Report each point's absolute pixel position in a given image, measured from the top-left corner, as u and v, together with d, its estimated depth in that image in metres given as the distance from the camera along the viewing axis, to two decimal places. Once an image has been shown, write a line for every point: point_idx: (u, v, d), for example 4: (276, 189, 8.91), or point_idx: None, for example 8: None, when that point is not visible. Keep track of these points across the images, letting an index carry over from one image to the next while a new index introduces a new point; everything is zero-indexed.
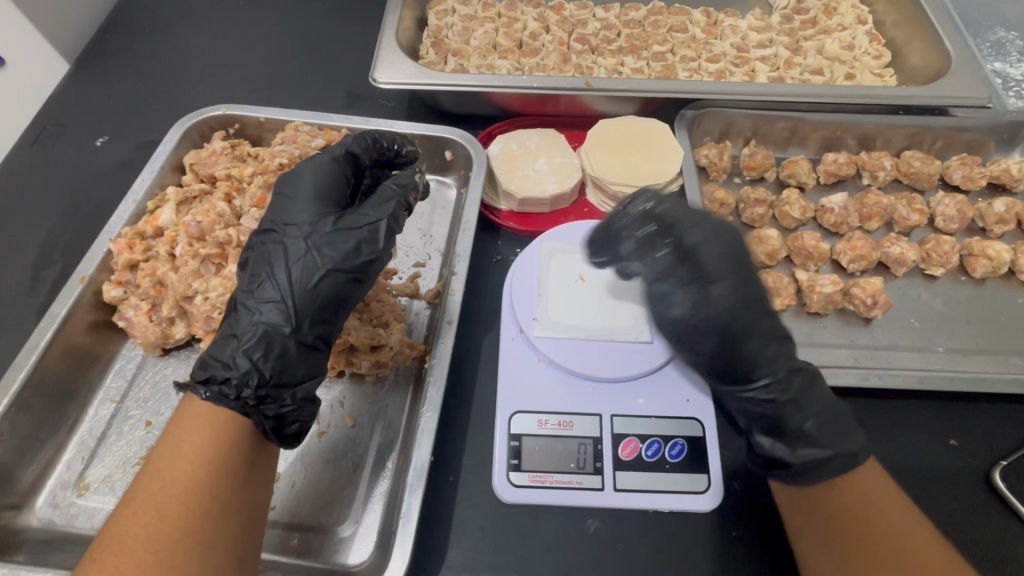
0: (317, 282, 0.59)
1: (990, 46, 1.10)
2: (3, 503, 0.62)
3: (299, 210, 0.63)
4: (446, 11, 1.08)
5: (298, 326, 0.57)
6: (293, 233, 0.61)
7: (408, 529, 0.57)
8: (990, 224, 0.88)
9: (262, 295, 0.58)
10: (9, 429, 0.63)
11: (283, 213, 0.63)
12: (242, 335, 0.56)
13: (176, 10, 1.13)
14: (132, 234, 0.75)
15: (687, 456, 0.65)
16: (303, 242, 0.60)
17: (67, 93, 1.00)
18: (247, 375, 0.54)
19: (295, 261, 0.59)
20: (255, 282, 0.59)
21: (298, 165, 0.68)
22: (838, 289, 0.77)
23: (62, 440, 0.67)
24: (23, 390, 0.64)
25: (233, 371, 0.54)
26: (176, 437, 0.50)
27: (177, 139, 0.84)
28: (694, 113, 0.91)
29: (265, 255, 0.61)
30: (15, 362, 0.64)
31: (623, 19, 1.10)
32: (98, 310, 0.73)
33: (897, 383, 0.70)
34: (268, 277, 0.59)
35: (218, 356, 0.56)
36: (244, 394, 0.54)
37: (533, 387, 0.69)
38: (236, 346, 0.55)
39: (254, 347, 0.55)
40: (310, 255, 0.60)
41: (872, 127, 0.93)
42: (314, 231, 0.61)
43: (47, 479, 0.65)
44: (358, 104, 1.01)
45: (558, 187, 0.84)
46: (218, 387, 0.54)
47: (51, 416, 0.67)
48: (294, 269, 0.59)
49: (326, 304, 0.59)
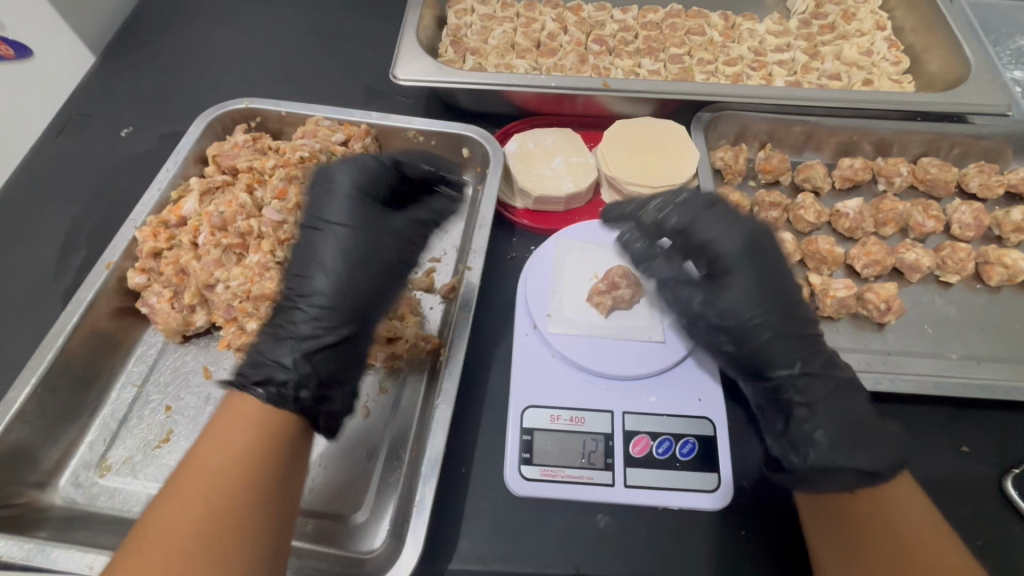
0: (358, 279, 0.64)
1: (1010, 54, 1.09)
2: (28, 480, 0.64)
3: (337, 202, 0.67)
4: (465, 11, 1.09)
5: (336, 318, 0.61)
6: (347, 236, 0.65)
7: (422, 516, 0.58)
8: (1007, 232, 0.87)
9: (309, 296, 0.62)
10: (36, 409, 0.65)
11: (321, 211, 0.66)
12: (298, 334, 0.59)
13: (201, 5, 1.15)
14: (156, 222, 0.76)
15: (698, 454, 0.66)
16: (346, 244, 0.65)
17: (94, 84, 1.03)
18: (296, 372, 0.56)
19: (363, 280, 0.64)
20: (302, 284, 0.63)
21: (334, 162, 0.70)
22: (852, 293, 0.78)
23: (86, 422, 0.69)
24: (49, 371, 0.66)
25: (290, 372, 0.56)
26: (223, 430, 0.53)
27: (200, 131, 0.86)
28: (711, 115, 0.92)
29: (298, 256, 0.65)
30: (43, 344, 0.66)
31: (641, 21, 1.11)
32: (122, 296, 0.75)
33: (908, 389, 0.70)
34: (314, 279, 0.63)
35: (267, 353, 0.58)
36: (302, 395, 0.56)
37: (545, 383, 0.70)
38: (288, 345, 0.58)
39: (305, 343, 0.59)
40: (360, 262, 0.64)
41: (889, 133, 0.93)
42: (367, 233, 0.66)
43: (70, 459, 0.67)
44: (377, 100, 1.02)
45: (573, 186, 0.85)
46: (275, 388, 0.55)
47: (75, 398, 0.69)
48: (349, 274, 0.63)
49: (364, 312, 0.63)
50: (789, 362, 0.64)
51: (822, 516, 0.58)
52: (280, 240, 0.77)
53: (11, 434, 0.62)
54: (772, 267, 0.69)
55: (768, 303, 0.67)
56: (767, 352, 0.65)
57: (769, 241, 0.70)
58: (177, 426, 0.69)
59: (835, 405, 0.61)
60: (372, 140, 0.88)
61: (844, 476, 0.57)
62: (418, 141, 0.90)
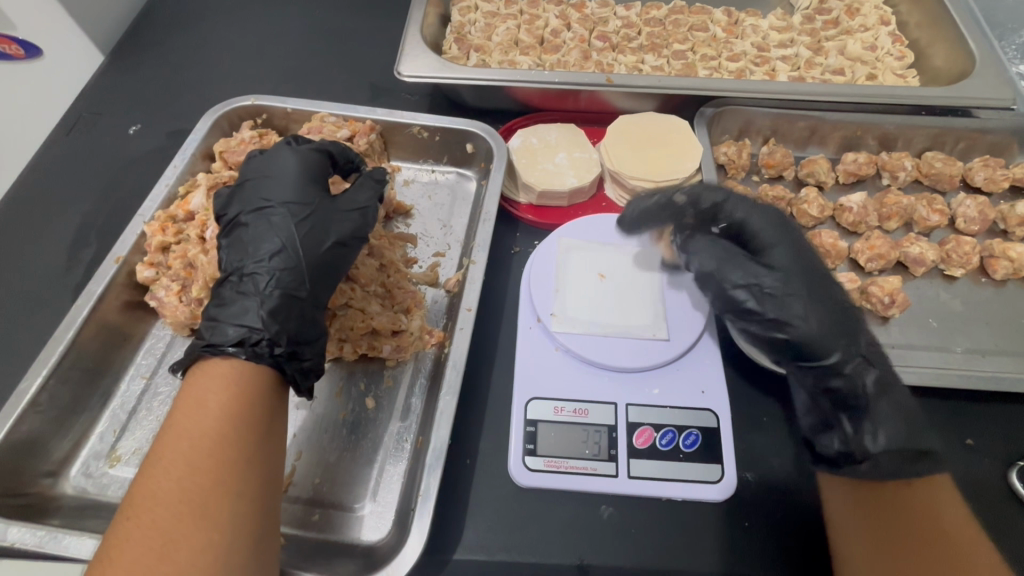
0: (323, 248, 0.65)
1: (1016, 49, 1.09)
2: (40, 470, 0.65)
3: (280, 185, 0.67)
4: (469, 9, 1.10)
5: (306, 284, 0.62)
6: (290, 207, 0.66)
7: (427, 506, 0.59)
8: (1012, 226, 0.87)
9: (262, 259, 0.62)
10: (47, 400, 0.66)
11: (265, 192, 0.67)
12: (260, 296, 0.59)
13: (207, 4, 1.16)
14: (164, 217, 0.77)
15: (701, 446, 0.66)
16: (289, 213, 0.65)
17: (103, 83, 1.04)
18: (271, 330, 0.58)
19: (326, 247, 0.65)
20: (251, 250, 0.63)
21: (258, 162, 0.70)
22: (856, 287, 0.78)
23: (96, 413, 0.70)
24: (60, 363, 0.66)
25: (261, 329, 0.57)
26: (197, 396, 0.52)
27: (207, 128, 0.87)
28: (714, 111, 0.92)
29: (239, 239, 0.64)
30: (54, 337, 0.67)
31: (644, 17, 1.11)
32: (131, 290, 0.76)
33: (913, 381, 0.70)
34: (261, 244, 0.63)
35: (234, 314, 0.58)
36: (276, 350, 0.57)
37: (550, 375, 0.70)
38: (257, 308, 0.58)
39: (277, 307, 0.59)
40: (308, 228, 0.65)
41: (893, 128, 0.93)
42: (314, 203, 0.67)
43: (80, 450, 0.68)
44: (382, 97, 1.03)
45: (576, 181, 0.86)
46: (249, 348, 0.56)
47: (86, 389, 0.70)
48: (302, 239, 0.64)
49: (323, 271, 0.65)
50: (840, 344, 0.63)
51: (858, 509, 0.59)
52: None
53: (24, 424, 0.63)
54: (800, 244, 0.70)
55: (810, 287, 0.66)
56: (818, 340, 0.63)
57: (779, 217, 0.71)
58: None
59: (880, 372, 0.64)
60: (377, 136, 0.89)
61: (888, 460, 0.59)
62: (423, 137, 0.91)
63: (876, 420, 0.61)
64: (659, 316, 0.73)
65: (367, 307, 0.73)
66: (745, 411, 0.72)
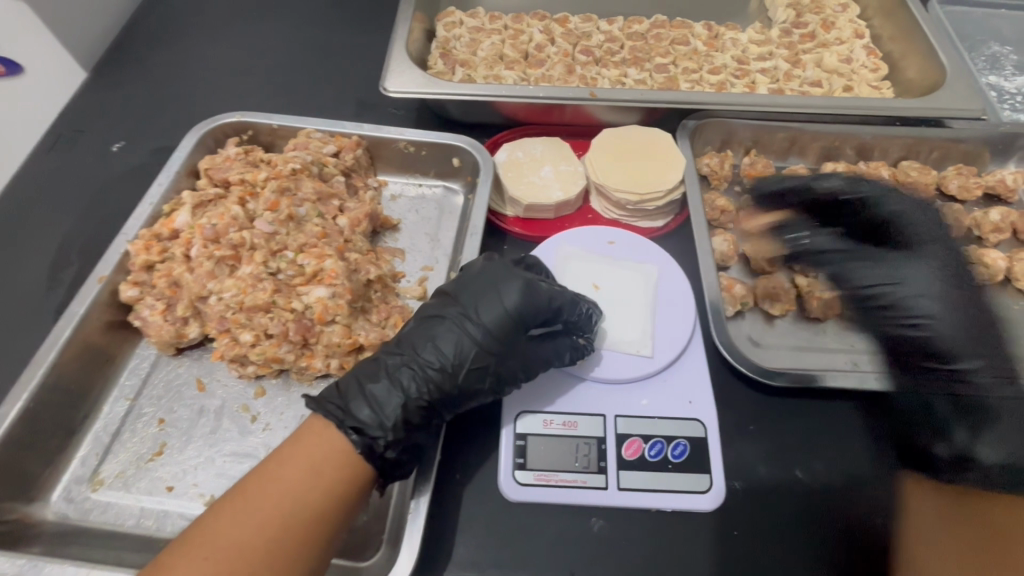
0: (465, 381, 0.63)
1: (986, 60, 1.12)
2: (21, 496, 0.64)
3: (497, 311, 0.65)
4: (453, 24, 1.11)
5: (435, 406, 0.63)
6: (480, 331, 0.65)
7: (417, 524, 0.58)
8: (986, 233, 0.90)
9: (431, 367, 0.63)
10: (28, 424, 0.64)
11: (482, 305, 0.66)
12: (402, 396, 0.61)
13: (191, 21, 1.16)
14: (149, 235, 0.76)
15: (689, 456, 0.66)
16: (473, 339, 0.64)
17: (85, 100, 1.03)
18: (390, 436, 0.59)
19: (471, 378, 0.64)
20: (423, 346, 0.64)
21: (507, 275, 0.68)
22: (837, 295, 0.80)
23: (79, 436, 0.69)
24: (41, 387, 0.66)
25: (385, 428, 0.59)
26: (302, 449, 0.56)
27: (192, 145, 0.87)
28: (696, 123, 0.93)
29: (426, 333, 0.65)
30: (34, 359, 0.66)
31: (626, 31, 1.13)
32: (114, 310, 0.75)
33: (896, 386, 0.72)
34: (435, 349, 0.64)
35: (375, 396, 0.61)
36: (387, 454, 0.59)
37: (539, 388, 0.70)
38: (390, 405, 0.60)
39: (401, 417, 0.60)
40: (476, 356, 0.64)
41: (870, 138, 0.96)
42: (495, 344, 0.64)
43: (62, 474, 0.67)
44: (368, 112, 1.04)
45: (562, 194, 0.87)
46: (366, 439, 0.58)
47: (67, 412, 0.68)
48: (461, 366, 0.63)
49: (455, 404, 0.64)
50: (973, 354, 0.67)
51: (939, 529, 0.56)
52: (273, 251, 0.76)
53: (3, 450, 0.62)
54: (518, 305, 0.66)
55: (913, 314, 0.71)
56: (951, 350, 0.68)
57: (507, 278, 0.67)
58: (170, 438, 0.69)
59: (1002, 366, 0.65)
60: (363, 151, 0.89)
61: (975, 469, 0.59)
62: (409, 152, 0.91)
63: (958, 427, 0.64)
64: (647, 330, 0.74)
65: (353, 323, 0.73)
66: (733, 420, 0.72)
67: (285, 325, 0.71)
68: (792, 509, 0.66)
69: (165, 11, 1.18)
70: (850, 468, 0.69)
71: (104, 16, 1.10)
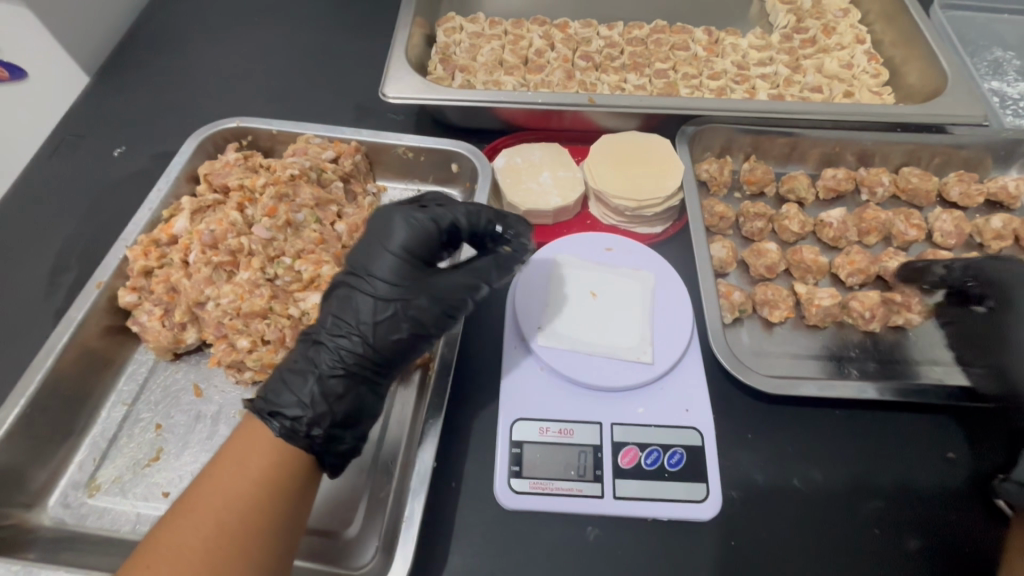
0: (385, 336, 0.61)
1: (988, 65, 1.12)
2: (17, 501, 0.64)
3: (388, 258, 0.62)
4: (453, 29, 1.11)
5: (359, 372, 0.61)
6: (377, 286, 0.62)
7: (410, 532, 0.58)
8: (988, 240, 0.89)
9: (340, 337, 0.61)
10: (25, 429, 0.65)
11: (371, 258, 0.63)
12: (318, 373, 0.59)
13: (193, 26, 1.17)
14: (147, 241, 0.77)
15: (686, 465, 0.66)
16: (373, 296, 0.61)
17: (87, 105, 1.04)
18: (318, 417, 0.58)
19: (389, 331, 0.61)
20: (331, 321, 0.62)
21: (386, 229, 0.64)
22: (837, 302, 0.79)
23: (76, 442, 0.69)
24: (39, 392, 0.66)
25: (306, 409, 0.57)
26: (245, 446, 0.56)
27: (192, 151, 0.87)
28: (695, 129, 0.93)
29: (327, 307, 0.63)
30: (32, 364, 0.66)
31: (626, 37, 1.13)
32: (112, 315, 0.75)
33: (897, 395, 0.71)
34: (340, 319, 0.61)
35: (294, 382, 0.59)
36: (314, 433, 0.57)
37: (535, 396, 0.70)
38: (308, 386, 0.58)
39: (324, 391, 0.59)
40: (385, 313, 0.61)
41: (870, 144, 0.95)
42: (395, 291, 0.62)
43: (59, 479, 0.67)
44: (368, 117, 1.04)
45: (560, 200, 0.87)
46: (288, 423, 0.57)
47: (65, 418, 0.69)
48: (373, 327, 0.61)
49: (380, 365, 0.62)
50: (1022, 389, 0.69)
51: None
52: (271, 257, 0.77)
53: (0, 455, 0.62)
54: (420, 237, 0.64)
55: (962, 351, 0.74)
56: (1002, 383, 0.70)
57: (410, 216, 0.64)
58: (167, 444, 0.69)
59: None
60: (362, 157, 0.89)
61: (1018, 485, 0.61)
62: (408, 157, 0.91)
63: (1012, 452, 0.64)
64: (645, 337, 0.73)
65: None
66: (730, 428, 0.72)
67: (281, 331, 0.72)
68: (790, 519, 0.66)
69: (167, 16, 1.18)
70: (850, 479, 0.68)
71: (107, 21, 1.10)
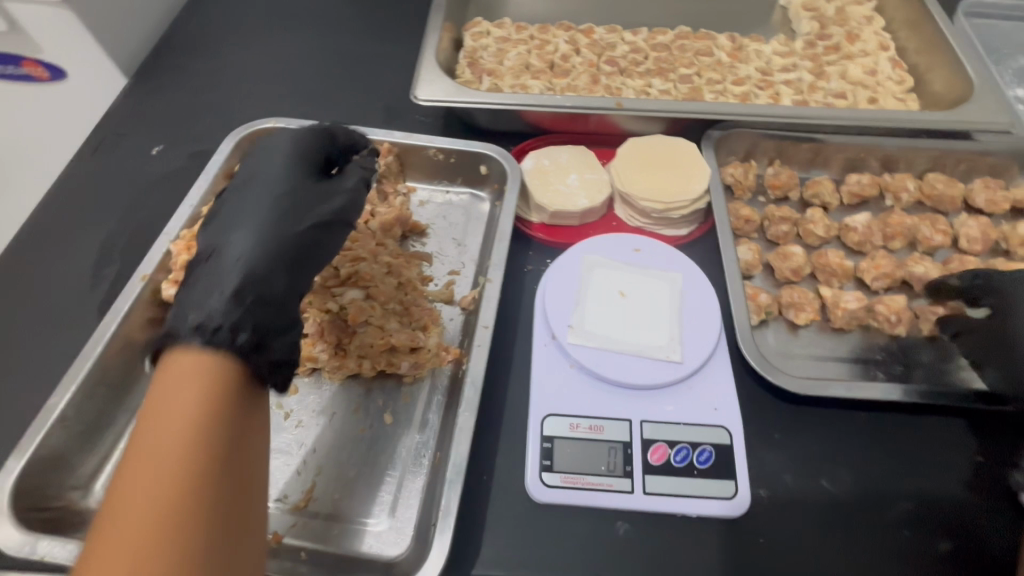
0: (293, 233, 0.63)
1: (1013, 73, 1.12)
2: (68, 484, 0.66)
3: (268, 168, 0.68)
4: (481, 34, 1.14)
5: (275, 270, 0.60)
6: (266, 193, 0.65)
7: (448, 522, 0.59)
8: (1014, 246, 0.89)
9: (240, 246, 0.60)
10: (75, 415, 0.67)
11: (250, 177, 0.68)
12: (225, 286, 0.57)
13: (227, 29, 1.20)
14: (190, 236, 0.80)
15: (715, 462, 0.67)
16: (275, 199, 0.65)
17: (127, 105, 1.07)
18: (238, 320, 0.54)
19: (294, 227, 0.63)
20: (226, 240, 0.61)
21: (265, 158, 0.69)
22: (863, 306, 0.80)
23: (120, 429, 0.72)
24: (87, 379, 0.68)
25: (221, 317, 0.54)
26: (168, 394, 0.47)
27: (229, 150, 0.89)
28: (721, 133, 0.95)
29: (216, 232, 0.63)
30: (81, 353, 0.69)
31: (650, 42, 1.15)
32: (155, 307, 0.78)
33: (925, 398, 0.71)
34: (238, 232, 0.61)
35: (201, 299, 0.56)
36: (239, 338, 0.53)
37: (565, 392, 0.72)
38: (218, 295, 0.56)
39: (241, 294, 0.57)
40: (278, 211, 0.64)
41: (895, 150, 0.96)
42: (285, 190, 0.66)
43: (105, 466, 0.69)
44: (397, 119, 1.06)
45: (588, 202, 0.88)
46: (207, 335, 0.52)
47: (110, 406, 0.71)
48: (273, 221, 0.63)
49: (285, 259, 0.61)
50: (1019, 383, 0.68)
51: None
52: None
53: (52, 439, 0.65)
54: (293, 142, 0.71)
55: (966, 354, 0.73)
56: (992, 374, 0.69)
57: (280, 137, 0.72)
58: None
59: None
60: (394, 158, 0.92)
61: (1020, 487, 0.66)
62: (438, 159, 0.93)
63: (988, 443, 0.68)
64: (675, 337, 0.74)
65: (385, 324, 0.75)
66: (758, 428, 0.72)
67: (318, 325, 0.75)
68: (817, 518, 0.66)
69: (203, 20, 1.22)
70: (879, 481, 0.69)
71: (146, 24, 1.14)
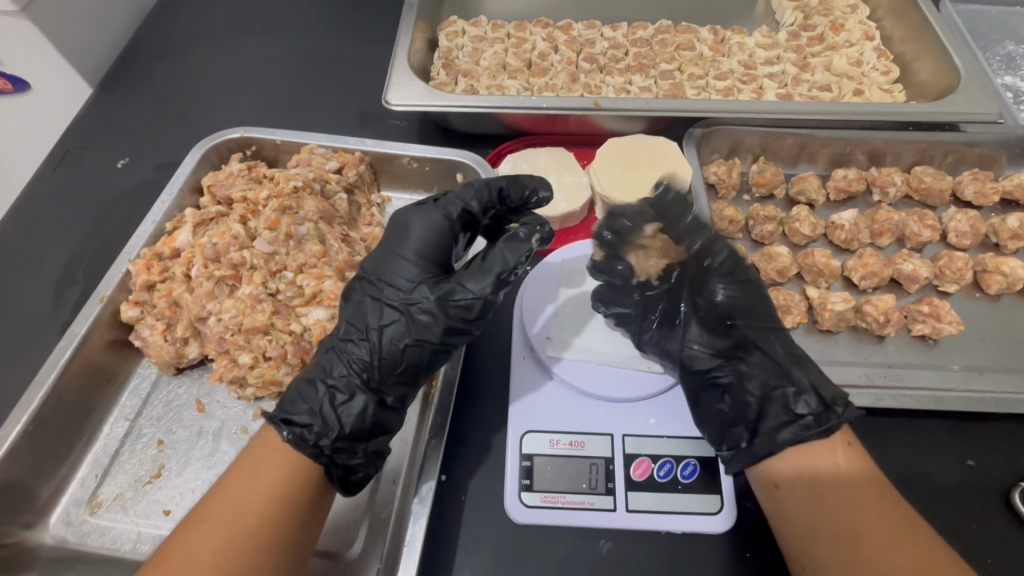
0: (403, 348, 0.61)
1: (1000, 60, 1.10)
2: (19, 521, 0.64)
3: (404, 263, 0.64)
4: (456, 33, 1.11)
5: (381, 382, 0.61)
6: (391, 291, 0.63)
7: (412, 555, 0.58)
8: (1004, 240, 0.87)
9: (355, 346, 0.62)
10: (29, 448, 0.65)
11: (385, 267, 0.65)
12: (325, 398, 0.59)
13: (196, 34, 1.17)
14: (150, 255, 0.77)
15: (699, 477, 0.65)
16: (404, 300, 0.62)
17: (89, 116, 1.03)
18: (328, 428, 0.57)
19: (390, 332, 0.61)
20: (340, 355, 0.62)
21: (406, 206, 0.68)
22: (850, 306, 0.77)
23: (77, 458, 0.70)
24: (42, 407, 0.66)
25: (313, 419, 0.57)
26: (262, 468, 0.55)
27: (196, 162, 0.86)
28: (703, 131, 0.91)
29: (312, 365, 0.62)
30: (36, 380, 0.66)
31: (630, 38, 1.12)
32: (115, 328, 0.75)
33: (910, 404, 0.70)
34: (344, 352, 0.61)
35: (298, 402, 0.59)
36: (333, 448, 0.57)
37: (545, 407, 0.70)
38: (313, 399, 0.59)
39: (337, 398, 0.59)
40: (417, 317, 0.61)
41: (882, 143, 0.93)
42: (410, 296, 0.62)
43: (61, 495, 0.68)
44: (372, 124, 1.03)
45: (568, 206, 0.87)
46: (298, 431, 0.56)
47: (68, 431, 0.69)
48: (404, 330, 0.61)
49: (407, 370, 0.62)
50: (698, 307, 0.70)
51: None
52: (272, 272, 0.77)
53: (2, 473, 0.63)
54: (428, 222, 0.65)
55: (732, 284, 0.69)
56: (715, 305, 0.69)
57: (427, 216, 0.66)
58: (169, 460, 0.69)
59: (710, 316, 0.69)
60: (367, 167, 0.89)
61: (797, 427, 0.60)
62: (413, 166, 0.90)
63: (750, 349, 0.66)
64: None
65: None
66: None
67: (282, 348, 0.72)
68: None
69: (169, 25, 1.18)
70: None
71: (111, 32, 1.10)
